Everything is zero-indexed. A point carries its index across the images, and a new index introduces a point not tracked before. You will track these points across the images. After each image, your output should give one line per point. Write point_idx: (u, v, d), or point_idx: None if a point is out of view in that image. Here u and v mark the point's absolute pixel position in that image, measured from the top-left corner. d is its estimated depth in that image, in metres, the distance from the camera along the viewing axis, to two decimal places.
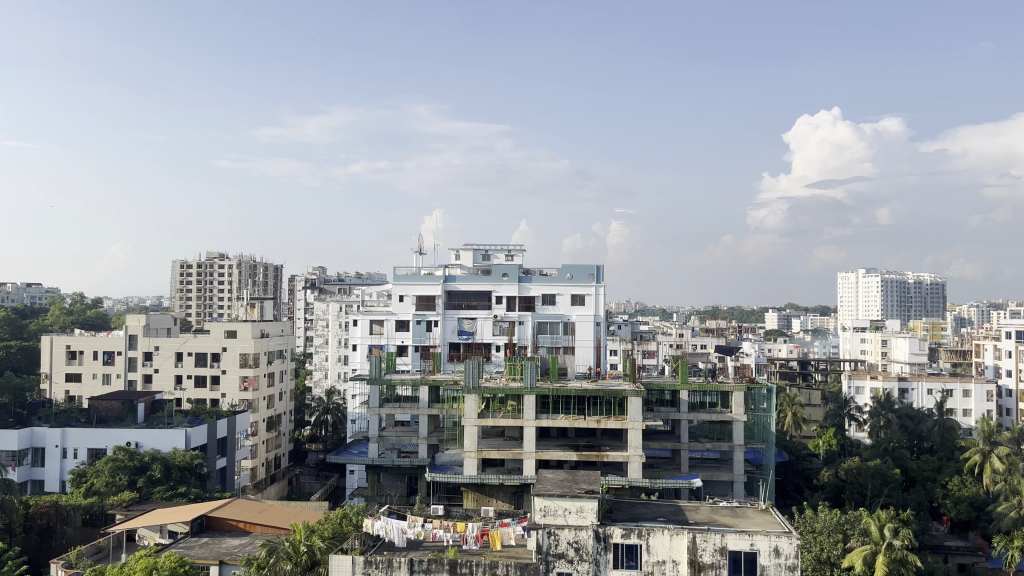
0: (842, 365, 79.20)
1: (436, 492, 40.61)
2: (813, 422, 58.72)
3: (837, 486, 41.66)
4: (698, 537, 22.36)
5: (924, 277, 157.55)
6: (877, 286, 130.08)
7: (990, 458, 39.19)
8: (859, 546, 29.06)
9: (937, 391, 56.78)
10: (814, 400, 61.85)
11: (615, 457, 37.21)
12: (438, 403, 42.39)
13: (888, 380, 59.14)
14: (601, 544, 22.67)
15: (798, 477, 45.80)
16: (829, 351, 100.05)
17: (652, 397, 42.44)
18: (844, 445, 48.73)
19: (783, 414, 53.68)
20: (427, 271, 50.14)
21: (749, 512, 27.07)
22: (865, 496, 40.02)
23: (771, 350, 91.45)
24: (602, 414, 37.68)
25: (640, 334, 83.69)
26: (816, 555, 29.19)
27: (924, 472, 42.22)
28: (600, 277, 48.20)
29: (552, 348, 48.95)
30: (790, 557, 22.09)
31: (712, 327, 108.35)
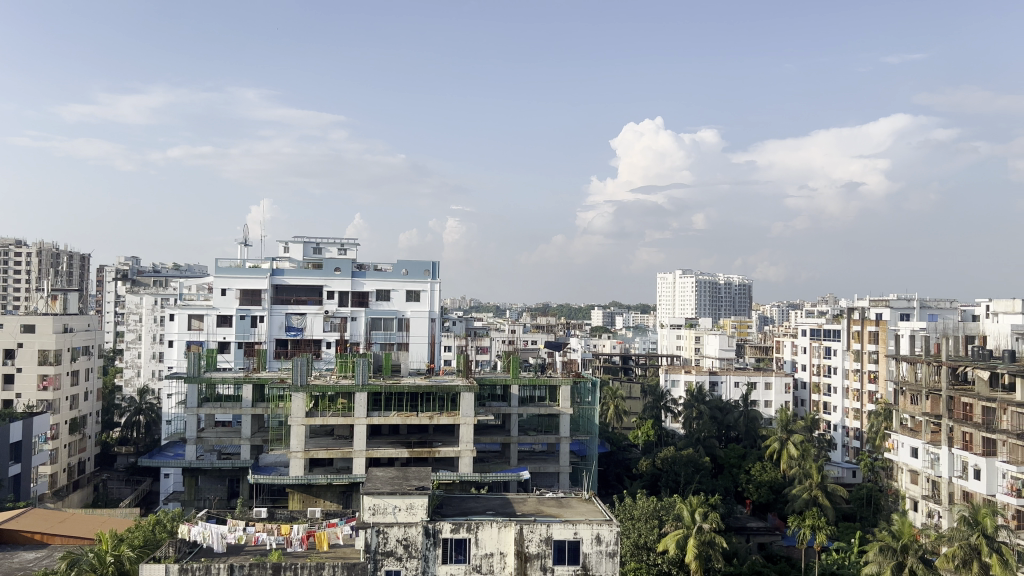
0: (661, 360, 83.81)
1: (260, 494, 38.93)
2: (634, 415, 61.67)
3: (654, 474, 43.89)
4: (525, 529, 22.78)
5: (732, 278, 170.04)
6: (692, 286, 138.74)
7: (787, 445, 42.74)
8: (673, 530, 30.71)
9: (744, 384, 61.34)
10: (635, 393, 64.97)
11: (446, 452, 37.24)
12: (264, 402, 40.64)
13: (700, 373, 63.12)
14: (430, 539, 22.55)
15: (619, 467, 47.86)
16: (649, 346, 105.62)
17: (484, 392, 42.74)
18: (660, 435, 51.52)
19: (606, 407, 55.96)
20: (253, 264, 47.93)
21: (573, 501, 27.89)
22: (678, 483, 42.33)
23: (596, 346, 95.21)
24: (434, 411, 37.54)
25: (473, 330, 84.46)
26: (634, 541, 30.64)
27: (731, 458, 45.41)
28: (436, 274, 48.49)
29: (386, 345, 48.15)
30: (610, 544, 23.00)
31: (542, 324, 111.52)
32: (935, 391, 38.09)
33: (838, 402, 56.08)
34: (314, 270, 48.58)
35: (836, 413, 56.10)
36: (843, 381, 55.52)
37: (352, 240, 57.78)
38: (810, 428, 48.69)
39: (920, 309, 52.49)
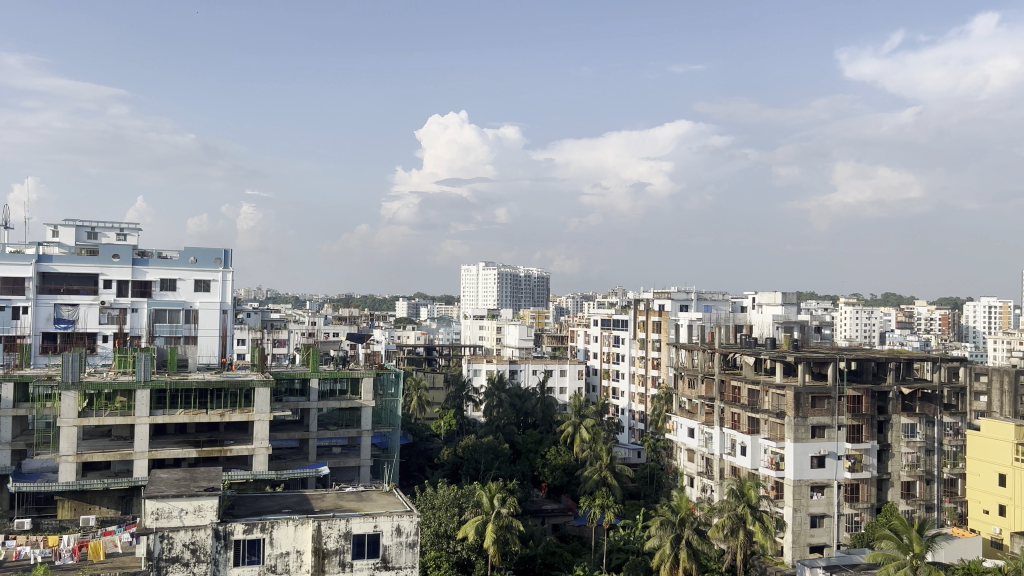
0: (463, 350, 84.87)
1: (22, 505, 34.98)
2: (436, 405, 61.99)
3: (455, 463, 44.21)
4: (323, 525, 22.11)
5: (532, 271, 175.72)
6: (494, 278, 141.91)
7: (580, 429, 44.98)
8: (472, 517, 31.17)
9: (541, 371, 63.60)
10: (437, 384, 65.25)
11: (239, 450, 35.40)
12: (27, 402, 36.56)
13: (501, 363, 64.47)
14: (221, 542, 21.38)
15: (421, 458, 47.89)
16: (452, 337, 106.66)
17: (281, 387, 40.70)
18: (462, 424, 52.24)
19: (409, 398, 55.84)
20: (15, 249, 42.97)
21: (373, 495, 27.48)
22: (479, 470, 43.03)
23: (399, 337, 94.69)
24: (225, 407, 35.54)
25: (270, 321, 81.09)
26: (434, 529, 30.76)
27: (528, 444, 46.92)
28: (228, 262, 45.98)
29: (171, 338, 44.96)
30: (411, 534, 22.89)
31: (344, 315, 109.27)
32: (709, 375, 41.47)
33: (626, 387, 59.70)
34: (88, 257, 44.34)
35: (624, 398, 59.49)
36: (630, 368, 59.02)
37: (132, 225, 53.37)
38: (601, 413, 51.36)
39: (697, 301, 57.19)
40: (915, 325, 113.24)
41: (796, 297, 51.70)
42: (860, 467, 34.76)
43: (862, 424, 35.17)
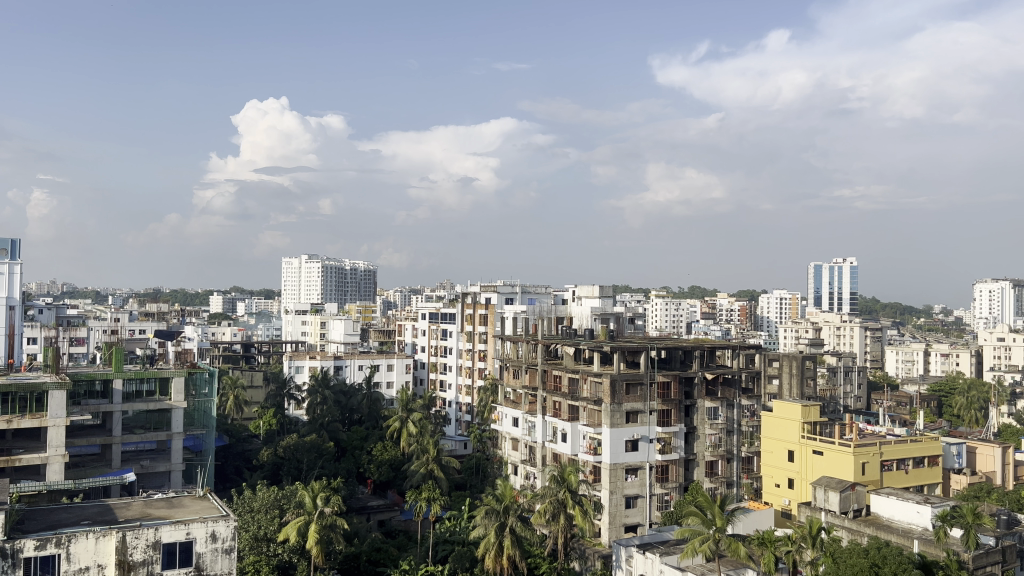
0: (284, 347, 81.78)
1: None
2: (255, 404, 59.33)
3: (275, 464, 42.51)
4: (129, 535, 20.48)
5: (357, 264, 172.33)
6: (317, 270, 137.83)
7: (406, 424, 44.75)
8: (294, 518, 30.08)
9: (366, 366, 62.54)
10: (256, 382, 62.44)
11: (30, 460, 32.15)
12: None
13: (324, 358, 62.52)
14: (8, 561, 19.22)
15: (239, 460, 45.73)
16: (272, 333, 102.51)
17: (79, 390, 37.33)
18: (283, 423, 50.12)
19: (225, 397, 53.01)
20: None
21: (185, 500, 25.85)
22: (302, 470, 41.63)
23: (215, 333, 89.70)
24: (13, 413, 32.01)
25: (66, 318, 74.17)
26: (252, 533, 29.40)
27: (353, 441, 45.93)
28: (17, 254, 41.66)
29: None
30: (227, 539, 21.71)
31: (152, 310, 102.08)
32: (532, 365, 42.38)
33: (452, 379, 60.02)
34: None
35: (450, 391, 59.76)
36: (457, 361, 59.40)
37: None
38: (427, 406, 51.29)
39: (522, 293, 59.19)
40: (719, 315, 122.00)
41: (613, 290, 54.08)
42: (670, 449, 36.89)
43: (671, 408, 37.49)
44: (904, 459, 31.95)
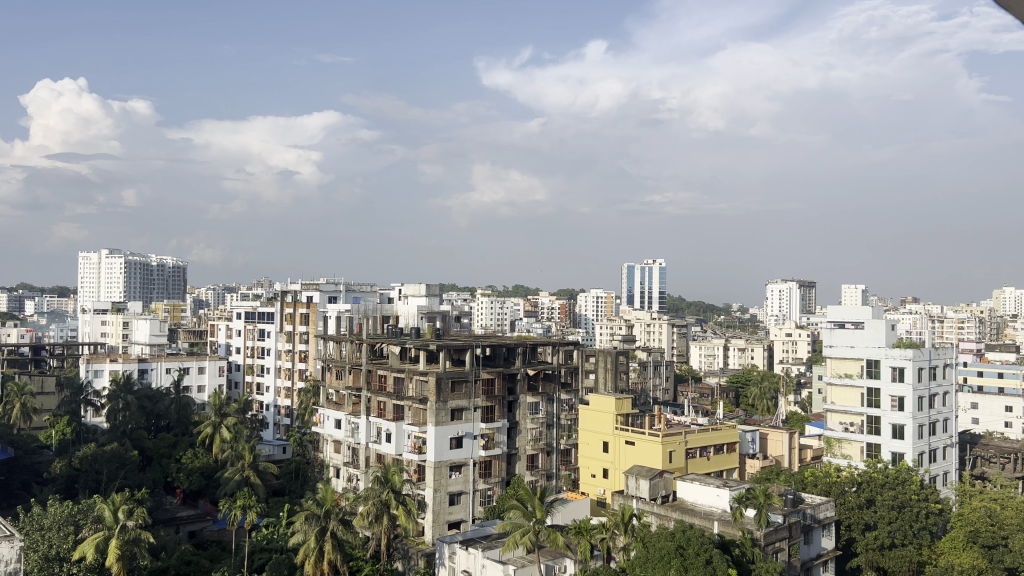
0: (80, 349, 74.85)
1: None
2: (44, 413, 53.89)
3: (69, 477, 38.74)
4: None
5: (165, 261, 161.50)
6: (120, 266, 127.48)
7: (220, 429, 42.31)
8: (92, 534, 27.44)
9: (175, 369, 58.47)
10: (47, 388, 56.65)
11: None
12: None
13: (127, 361, 57.02)
14: None
15: (27, 475, 41.25)
16: (67, 334, 93.64)
17: None
18: (79, 432, 45.74)
19: (8, 406, 47.63)
20: None
21: None
22: (100, 482, 38.20)
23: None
24: None
25: None
26: (43, 553, 26.55)
27: (160, 449, 42.80)
28: None
29: None
30: (11, 562, 19.39)
31: None
32: (356, 365, 41.40)
33: (270, 381, 57.52)
34: None
35: (268, 393, 57.21)
36: (275, 362, 56.99)
37: None
38: (243, 409, 48.80)
39: (345, 292, 57.88)
40: (540, 313, 125.36)
41: (438, 288, 53.97)
42: (492, 444, 37.39)
43: (494, 405, 37.95)
44: (706, 447, 34.14)
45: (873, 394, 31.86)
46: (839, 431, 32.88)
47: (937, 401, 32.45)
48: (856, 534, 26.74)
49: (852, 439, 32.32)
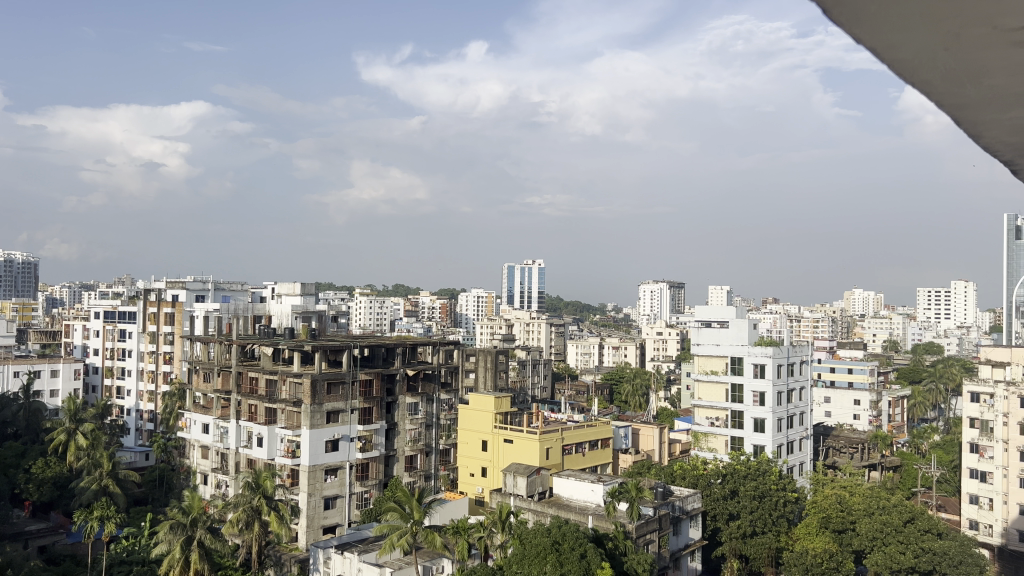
0: None
1: None
2: None
3: None
4: None
5: (12, 257, 149.76)
6: None
7: (75, 436, 39.62)
8: None
9: (24, 373, 54.25)
10: None
11: None
12: None
13: None
14: None
15: None
16: None
17: None
18: None
19: None
20: None
21: None
22: None
23: None
24: None
25: None
26: None
27: (6, 458, 39.56)
28: None
29: None
30: None
31: None
32: (226, 367, 39.72)
33: (131, 385, 54.37)
34: None
35: (129, 397, 54.07)
36: (138, 364, 53.90)
37: None
38: (101, 415, 45.89)
39: (214, 291, 55.53)
40: (419, 313, 124.59)
41: (314, 287, 52.59)
42: (370, 446, 36.71)
43: (372, 406, 37.33)
44: (582, 443, 34.81)
45: (737, 390, 33.41)
46: (705, 426, 34.32)
47: (794, 396, 34.37)
48: (721, 523, 27.84)
49: (717, 433, 33.87)
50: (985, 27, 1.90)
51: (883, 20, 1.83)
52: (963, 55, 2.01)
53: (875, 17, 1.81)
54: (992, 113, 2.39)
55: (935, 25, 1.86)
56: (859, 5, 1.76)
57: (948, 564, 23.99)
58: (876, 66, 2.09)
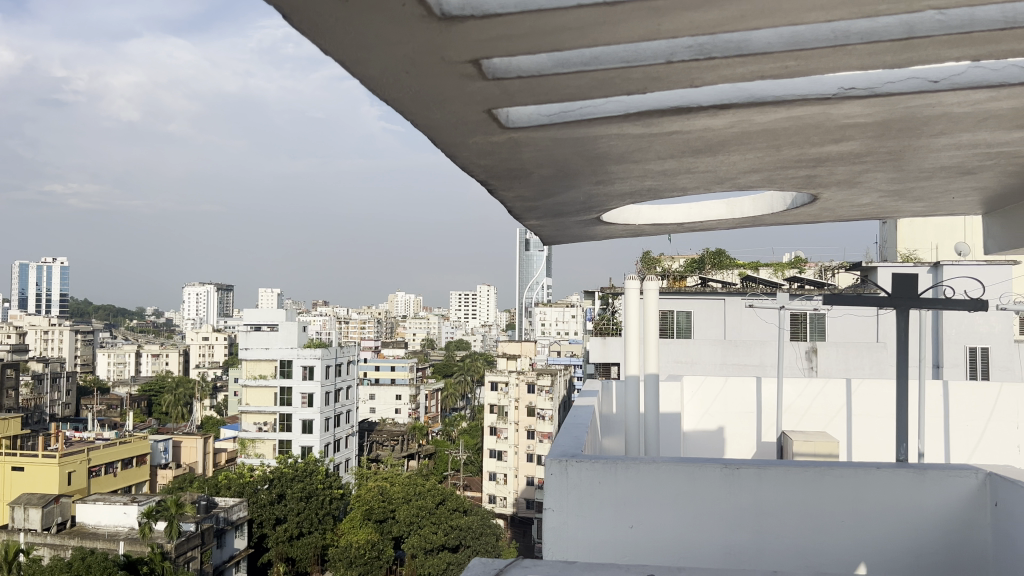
0: None
1: None
2: None
3: None
4: None
5: None
6: None
7: None
8: None
9: None
10: None
11: None
12: None
13: None
14: None
15: None
16: None
17: None
18: None
19: None
20: None
21: None
22: None
23: None
24: None
25: None
26: None
27: None
28: None
29: None
30: None
31: None
32: None
33: None
34: None
35: None
36: None
37: None
38: None
39: None
40: None
41: None
42: None
43: None
44: (112, 463, 31.34)
45: (285, 393, 33.17)
46: (253, 432, 33.29)
47: (341, 395, 35.45)
48: (268, 529, 27.12)
49: (265, 438, 33.12)
50: (436, 58, 1.93)
51: (344, 33, 1.78)
52: (418, 83, 2.04)
53: (337, 33, 1.77)
54: (462, 137, 2.62)
55: (393, 51, 1.86)
56: (320, 18, 1.73)
57: (472, 537, 27.58)
58: (353, 79, 2.06)
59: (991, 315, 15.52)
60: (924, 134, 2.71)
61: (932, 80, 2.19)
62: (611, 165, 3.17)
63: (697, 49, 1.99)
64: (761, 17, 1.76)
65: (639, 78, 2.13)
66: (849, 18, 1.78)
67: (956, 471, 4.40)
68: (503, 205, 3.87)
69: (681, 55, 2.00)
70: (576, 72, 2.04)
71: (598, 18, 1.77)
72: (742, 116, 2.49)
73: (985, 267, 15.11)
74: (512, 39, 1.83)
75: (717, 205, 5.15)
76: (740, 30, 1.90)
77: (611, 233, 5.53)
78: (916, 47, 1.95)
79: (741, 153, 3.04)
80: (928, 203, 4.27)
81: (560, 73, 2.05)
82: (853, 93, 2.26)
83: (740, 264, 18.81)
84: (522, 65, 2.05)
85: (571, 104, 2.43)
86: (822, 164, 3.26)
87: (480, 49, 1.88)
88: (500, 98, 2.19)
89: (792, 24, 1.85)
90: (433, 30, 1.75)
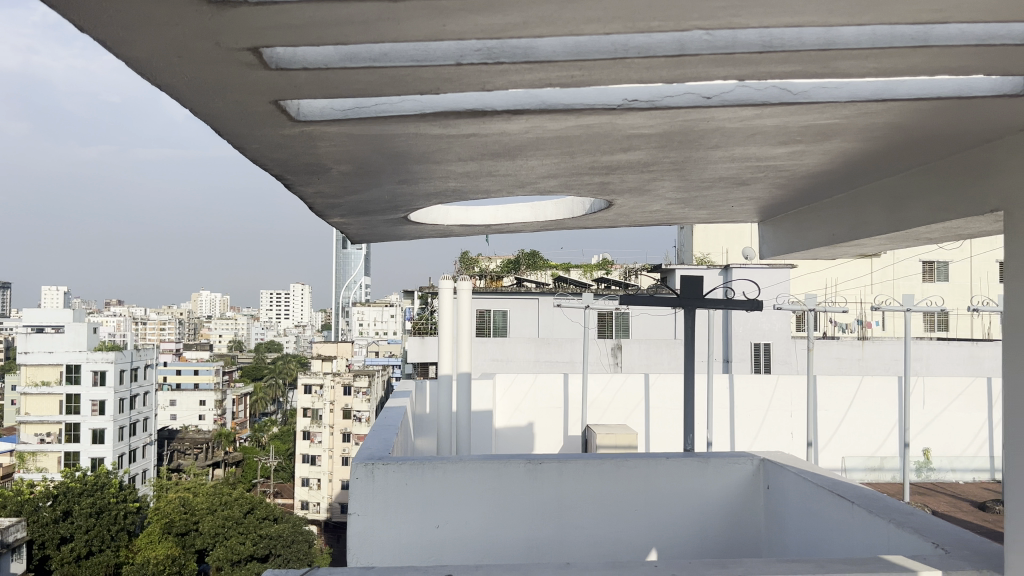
0: None
1: None
2: None
3: None
4: None
5: None
6: None
7: None
8: None
9: None
10: None
11: None
12: None
13: None
14: None
15: None
16: None
17: None
18: None
19: None
20: None
21: None
22: None
23: None
24: None
25: None
26: None
27: None
28: None
29: None
30: None
31: None
32: None
33: None
34: None
35: None
36: None
37: None
38: None
39: None
40: None
41: None
42: None
43: None
44: None
45: (73, 401, 30.35)
46: (33, 444, 30.18)
47: (137, 402, 33.02)
48: (51, 551, 24.62)
49: (48, 450, 30.18)
50: (210, 44, 1.78)
51: (100, 11, 1.59)
52: (195, 68, 1.89)
53: (92, 7, 1.58)
54: (252, 129, 2.51)
55: (162, 33, 1.69)
56: None
57: (282, 546, 27.09)
58: (119, 61, 1.88)
59: (772, 315, 17.08)
60: (703, 146, 2.92)
61: (705, 96, 2.33)
62: (412, 165, 3.16)
63: (485, 53, 1.94)
64: (541, 26, 1.75)
65: (430, 78, 2.08)
66: (626, 31, 1.80)
67: (734, 458, 4.82)
68: (304, 202, 3.75)
69: (470, 57, 1.94)
70: (364, 68, 1.94)
71: (379, 16, 1.66)
72: (536, 122, 2.56)
73: (766, 270, 16.63)
74: (289, 30, 1.70)
75: (522, 208, 5.29)
76: (524, 36, 1.88)
77: (421, 233, 5.53)
78: (690, 66, 2.00)
79: (539, 158, 3.12)
80: (712, 211, 4.60)
81: (347, 69, 1.93)
82: (634, 106, 2.36)
83: (553, 266, 19.41)
84: (304, 57, 1.93)
85: (364, 100, 2.38)
86: (614, 172, 3.43)
87: (258, 38, 1.75)
88: (286, 89, 2.10)
89: (574, 35, 1.86)
90: (202, 13, 1.59)
